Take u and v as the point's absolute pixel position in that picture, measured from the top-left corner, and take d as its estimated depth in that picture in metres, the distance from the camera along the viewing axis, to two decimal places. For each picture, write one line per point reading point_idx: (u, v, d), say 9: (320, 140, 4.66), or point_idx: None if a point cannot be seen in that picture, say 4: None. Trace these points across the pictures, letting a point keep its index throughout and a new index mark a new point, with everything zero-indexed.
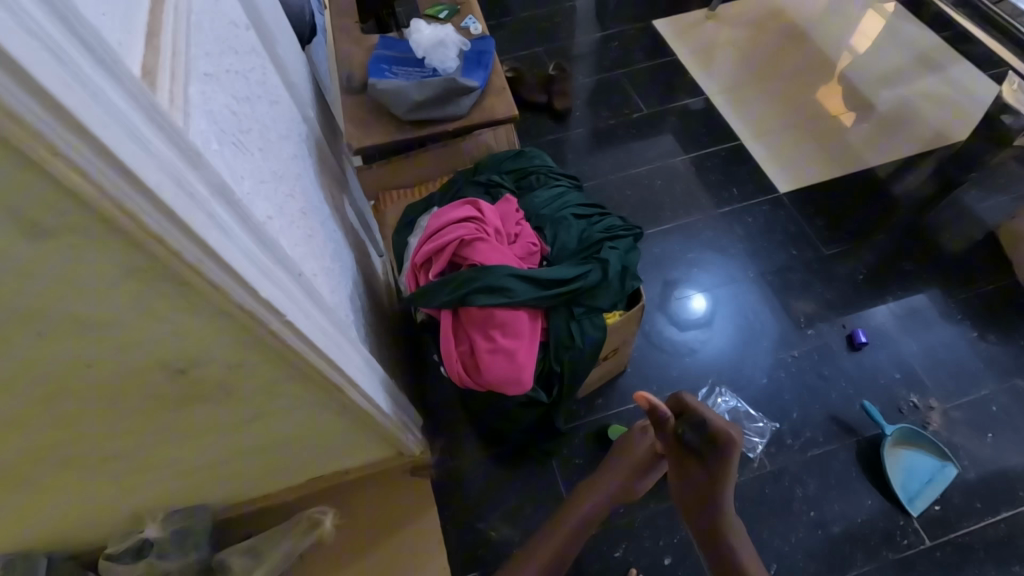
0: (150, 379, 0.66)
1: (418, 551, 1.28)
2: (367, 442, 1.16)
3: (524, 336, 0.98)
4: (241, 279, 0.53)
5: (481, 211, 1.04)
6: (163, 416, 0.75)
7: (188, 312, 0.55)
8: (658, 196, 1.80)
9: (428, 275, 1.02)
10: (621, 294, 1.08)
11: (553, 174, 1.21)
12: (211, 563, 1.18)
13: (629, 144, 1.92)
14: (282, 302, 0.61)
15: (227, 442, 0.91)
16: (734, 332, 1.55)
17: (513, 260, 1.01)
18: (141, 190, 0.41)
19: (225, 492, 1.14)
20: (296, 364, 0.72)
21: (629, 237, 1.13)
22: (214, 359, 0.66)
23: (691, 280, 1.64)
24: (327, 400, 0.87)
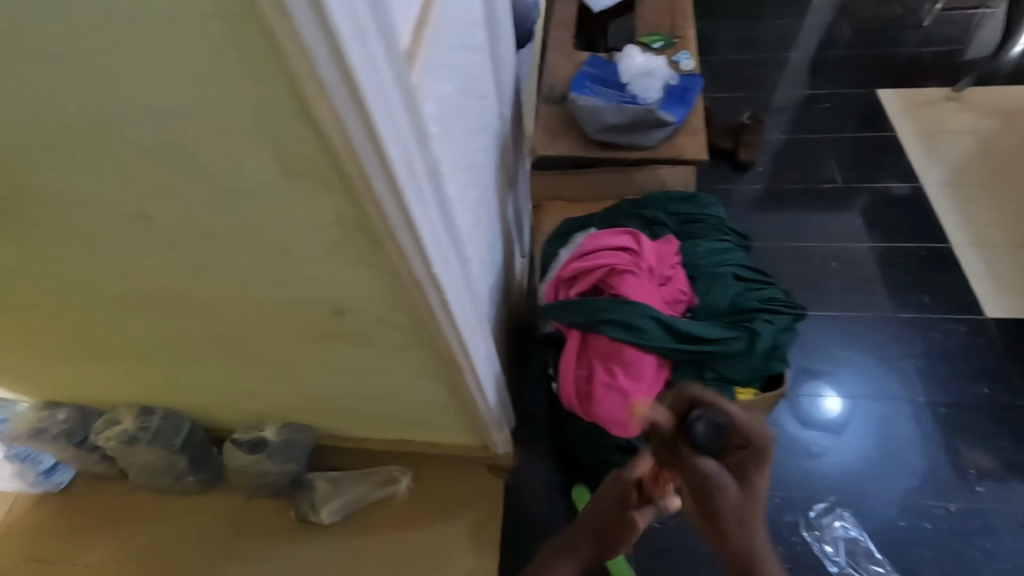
0: (317, 309, 0.75)
1: (470, 544, 1.29)
2: (461, 425, 1.20)
3: (645, 382, 0.95)
4: (422, 251, 0.58)
5: (639, 245, 1.02)
6: (313, 342, 0.85)
7: (367, 263, 0.62)
8: (827, 278, 1.62)
9: (568, 292, 1.02)
10: (760, 372, 0.99)
11: (723, 227, 1.15)
12: (300, 478, 1.32)
13: (810, 214, 1.75)
14: (445, 280, 0.66)
15: (350, 382, 1.00)
16: (878, 455, 1.33)
17: (658, 302, 0.98)
18: (379, 159, 0.46)
19: (332, 422, 1.27)
20: (434, 336, 0.77)
21: (789, 315, 1.04)
22: (370, 309, 0.73)
23: (841, 380, 1.44)
24: (444, 376, 0.92)
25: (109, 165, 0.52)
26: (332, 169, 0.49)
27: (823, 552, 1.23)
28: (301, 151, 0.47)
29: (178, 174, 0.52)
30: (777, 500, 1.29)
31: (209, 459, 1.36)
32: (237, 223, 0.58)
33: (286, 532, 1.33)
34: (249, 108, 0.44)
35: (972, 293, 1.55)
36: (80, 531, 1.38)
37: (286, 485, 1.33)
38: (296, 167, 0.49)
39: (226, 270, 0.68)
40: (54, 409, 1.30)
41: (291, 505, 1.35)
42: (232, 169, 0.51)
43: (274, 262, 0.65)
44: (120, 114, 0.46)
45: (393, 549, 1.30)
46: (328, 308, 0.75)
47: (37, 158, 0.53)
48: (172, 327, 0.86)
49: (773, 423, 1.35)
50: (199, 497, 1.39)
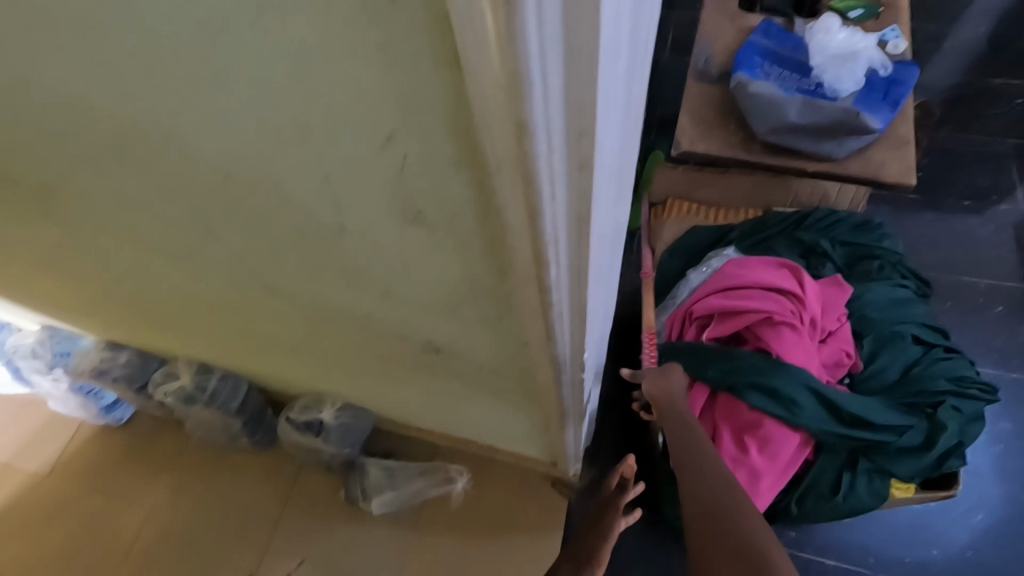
0: (407, 343, 0.60)
1: (524, 563, 1.19)
2: (533, 446, 1.06)
3: (783, 462, 0.76)
4: (578, 333, 0.40)
5: (802, 287, 0.80)
6: (390, 363, 0.71)
7: (489, 323, 0.46)
8: (987, 325, 1.32)
9: (698, 332, 0.83)
10: (932, 471, 0.78)
11: (902, 270, 0.91)
12: (353, 460, 1.24)
13: (978, 239, 1.42)
14: (589, 356, 0.48)
15: (422, 395, 0.87)
16: (1019, 555, 1.11)
17: (816, 367, 0.77)
18: (573, 242, 0.27)
19: (392, 412, 1.17)
20: (545, 394, 0.60)
21: (980, 401, 0.81)
22: (475, 356, 0.58)
23: (984, 454, 1.20)
24: (537, 417, 0.77)
25: (163, 170, 0.37)
26: (486, 230, 0.31)
27: None
28: (446, 202, 0.29)
29: (255, 197, 0.36)
30: None
31: (264, 423, 1.31)
32: (328, 257, 0.43)
33: (333, 512, 1.27)
34: (377, 139, 0.26)
35: None
36: (138, 471, 1.37)
37: (338, 465, 1.26)
38: (430, 218, 0.32)
39: (302, 292, 0.53)
40: (116, 351, 1.25)
41: (342, 486, 1.29)
42: (336, 203, 0.34)
43: (366, 297, 0.49)
44: (177, 117, 0.30)
45: (441, 552, 1.21)
46: (420, 345, 0.59)
47: (65, 147, 0.38)
48: (233, 320, 0.73)
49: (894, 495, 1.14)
50: (252, 457, 1.35)
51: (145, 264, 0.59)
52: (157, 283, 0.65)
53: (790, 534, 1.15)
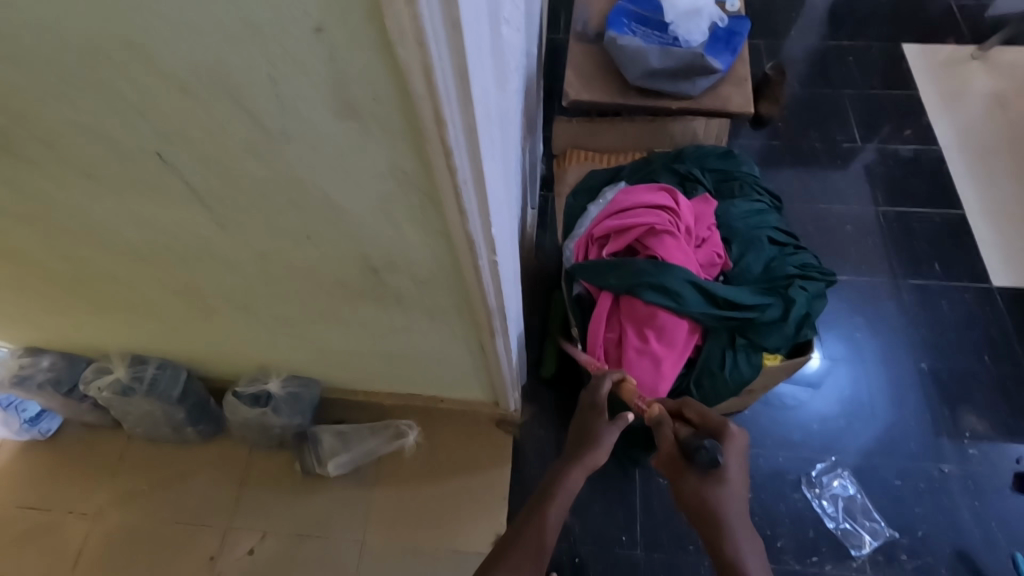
0: (349, 267, 0.69)
1: (478, 498, 1.29)
2: (475, 384, 1.17)
3: (677, 347, 0.92)
4: (484, 208, 0.51)
5: (677, 203, 0.97)
6: (331, 299, 0.79)
7: (417, 221, 0.56)
8: (842, 242, 1.59)
9: (601, 252, 0.97)
10: (792, 340, 0.97)
11: (757, 187, 1.10)
12: (305, 430, 1.29)
13: (827, 174, 1.70)
14: (499, 242, 0.59)
15: (366, 339, 0.95)
16: (875, 415, 1.36)
17: (694, 266, 0.94)
18: (461, 101, 0.38)
19: (338, 375, 1.23)
20: (473, 297, 0.71)
21: (821, 282, 1.02)
22: (411, 269, 0.67)
23: (843, 343, 1.45)
24: (472, 337, 0.88)
25: (125, 93, 0.44)
26: (401, 113, 0.41)
27: (823, 509, 1.26)
28: (367, 87, 0.39)
29: (207, 108, 0.44)
30: (780, 460, 1.31)
31: (209, 411, 1.31)
32: (273, 170, 0.51)
33: (292, 484, 1.31)
34: (308, 31, 0.36)
35: (981, 261, 1.54)
36: (77, 480, 1.33)
37: (291, 438, 1.30)
38: (356, 107, 0.42)
39: (249, 221, 0.61)
40: (37, 356, 1.22)
41: (297, 458, 1.33)
42: (279, 104, 0.43)
43: (308, 214, 0.58)
44: (147, 33, 0.38)
45: (401, 502, 1.29)
46: (361, 267, 0.68)
47: (34, 80, 0.44)
48: (180, 278, 0.78)
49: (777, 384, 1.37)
50: (199, 448, 1.36)
51: (92, 217, 0.64)
52: (101, 241, 0.69)
53: None
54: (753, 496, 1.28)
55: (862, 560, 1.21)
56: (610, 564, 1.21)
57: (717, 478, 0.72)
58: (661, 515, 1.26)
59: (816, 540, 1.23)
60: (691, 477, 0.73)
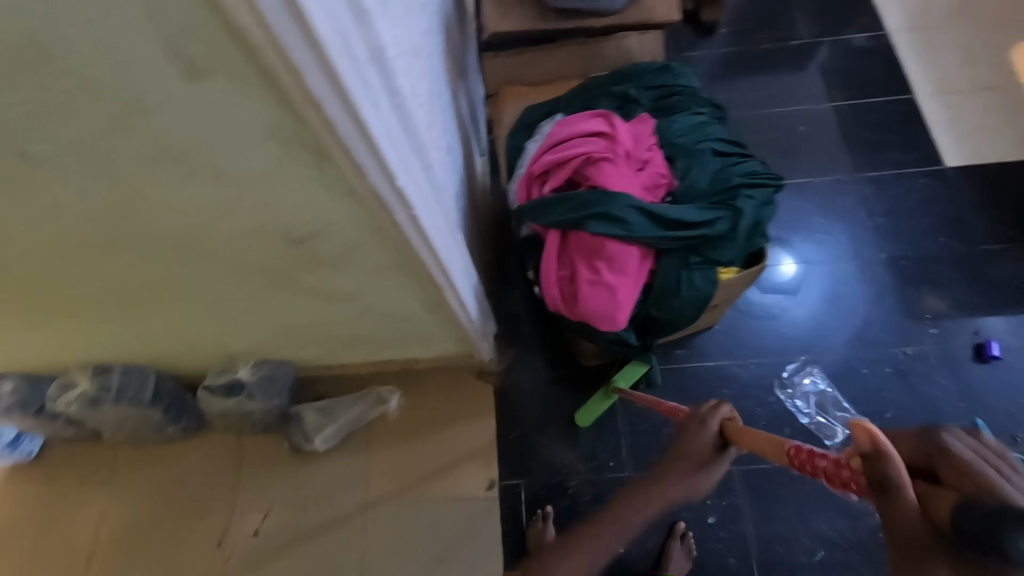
0: (272, 242, 0.66)
1: (469, 449, 1.32)
2: (444, 341, 1.17)
3: (630, 274, 0.91)
4: (380, 160, 0.48)
5: (613, 127, 0.94)
6: (269, 277, 0.77)
7: (319, 185, 0.53)
8: (798, 144, 1.57)
9: (542, 189, 0.95)
10: (745, 249, 0.97)
11: (698, 99, 1.07)
12: (287, 411, 1.30)
13: (778, 76, 1.66)
14: (413, 195, 0.57)
15: (320, 313, 0.94)
16: (837, 308, 1.40)
17: (638, 189, 0.92)
18: (307, 43, 0.35)
19: (309, 352, 1.22)
20: (407, 255, 0.69)
21: (769, 187, 1.01)
22: (335, 235, 0.65)
23: (805, 245, 1.47)
24: (422, 294, 0.86)
25: None
26: (253, 67, 0.38)
27: (796, 406, 1.31)
28: (204, 40, 0.36)
29: (48, 91, 0.40)
30: (753, 366, 1.35)
31: (188, 407, 1.31)
32: (148, 149, 0.48)
33: (284, 463, 1.33)
34: None
35: (932, 144, 1.54)
36: (70, 493, 1.33)
37: (275, 420, 1.31)
38: (203, 65, 0.38)
39: (150, 208, 0.57)
40: None
41: (284, 438, 1.34)
42: (121, 73, 0.39)
43: (208, 191, 0.55)
44: None
45: (394, 465, 1.32)
46: (284, 240, 0.65)
47: None
48: (108, 278, 0.75)
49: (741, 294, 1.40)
50: (186, 444, 1.36)
51: None
52: (8, 251, 0.66)
53: (678, 351, 1.37)
54: (730, 405, 1.32)
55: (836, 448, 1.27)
56: (602, 494, 1.27)
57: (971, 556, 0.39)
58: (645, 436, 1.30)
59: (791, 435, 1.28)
60: (942, 572, 0.39)
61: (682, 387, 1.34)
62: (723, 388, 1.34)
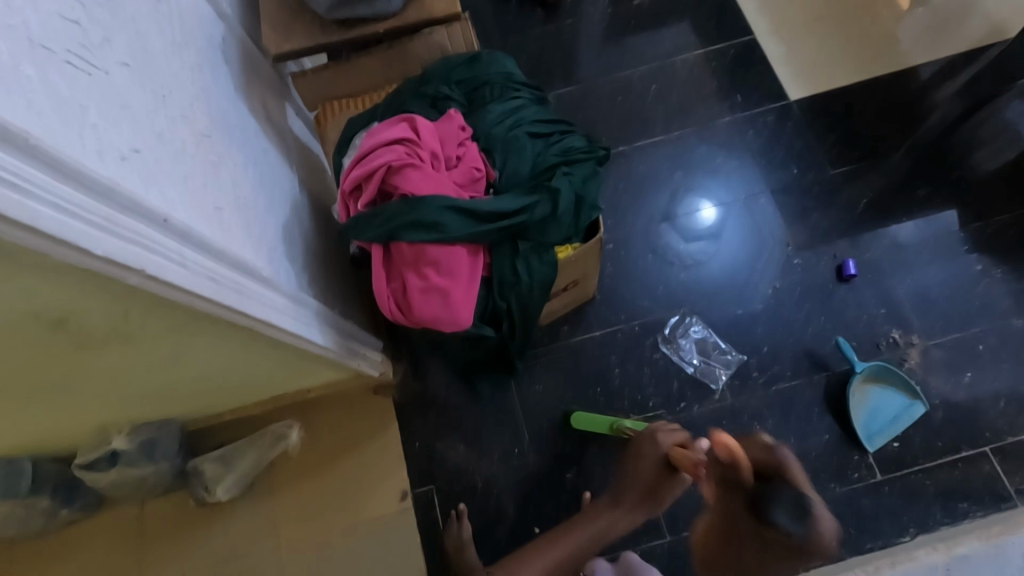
0: (25, 330, 0.63)
1: (378, 465, 1.32)
2: (317, 368, 1.15)
3: (461, 273, 0.92)
4: (52, 237, 0.47)
5: (417, 131, 0.94)
6: (62, 359, 0.74)
7: (17, 270, 0.51)
8: (652, 102, 1.59)
9: (358, 204, 0.94)
10: (575, 226, 1.00)
11: (512, 84, 1.07)
12: (184, 469, 1.27)
13: (626, 39, 1.67)
14: (137, 256, 0.56)
15: (156, 376, 0.91)
16: (745, 241, 1.45)
17: (451, 188, 0.92)
18: None
19: (187, 408, 1.18)
20: (185, 309, 0.68)
21: (589, 161, 1.03)
22: (89, 309, 0.62)
23: (703, 189, 1.50)
24: (247, 337, 0.85)
25: None
26: None
27: (681, 359, 1.36)
28: None
29: None
30: (638, 328, 1.39)
31: (78, 487, 1.26)
32: None
33: (194, 521, 1.30)
34: None
35: (775, 81, 1.59)
36: None
37: (173, 480, 1.28)
38: None
39: None
40: None
41: (189, 495, 1.31)
42: None
43: None
44: None
45: (306, 496, 1.31)
46: (35, 325, 0.62)
47: None
48: None
49: (648, 251, 1.45)
50: (91, 522, 1.31)
51: None
52: None
53: (564, 329, 1.39)
54: (621, 370, 1.36)
55: (722, 391, 1.33)
56: (513, 484, 1.30)
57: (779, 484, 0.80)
58: (544, 416, 1.33)
59: (679, 387, 1.34)
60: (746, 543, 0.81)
61: (574, 362, 1.37)
62: (612, 356, 1.37)
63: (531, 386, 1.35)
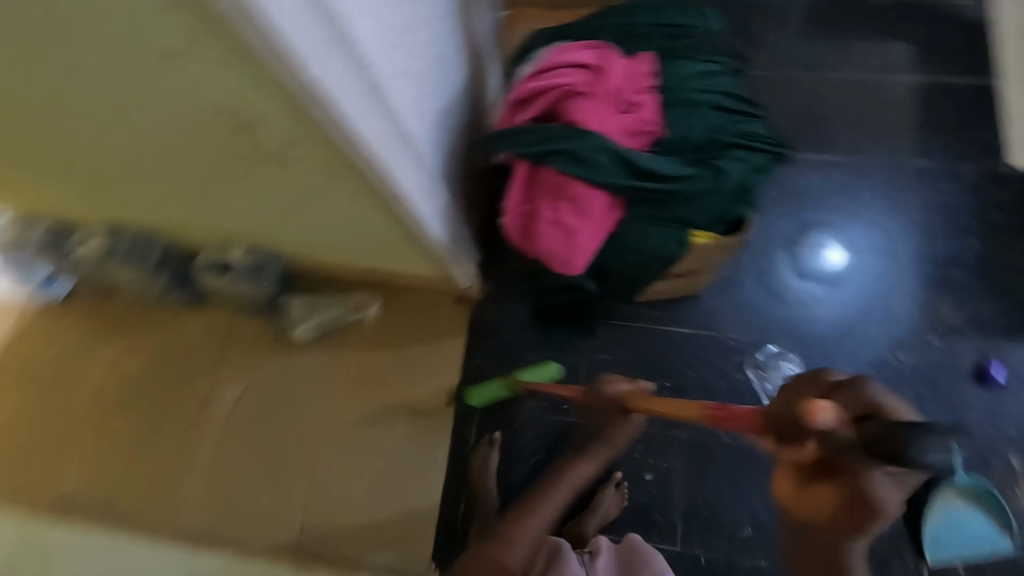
0: (216, 118, 0.69)
1: (435, 366, 1.38)
2: (417, 257, 1.20)
3: (592, 219, 0.89)
4: (282, 40, 0.50)
5: (605, 63, 0.90)
6: (227, 162, 0.81)
7: (239, 60, 0.55)
8: (845, 117, 1.42)
9: (520, 117, 0.92)
10: (723, 215, 0.93)
11: (716, 46, 0.98)
12: (275, 299, 1.39)
13: (845, 38, 1.48)
14: (339, 90, 0.58)
15: (289, 208, 0.97)
16: (878, 298, 1.31)
17: (616, 132, 0.88)
18: None
19: (297, 248, 1.28)
20: (348, 155, 0.71)
21: (767, 154, 0.94)
22: (271, 122, 0.67)
23: (855, 228, 1.35)
24: (381, 205, 0.89)
25: None
26: None
27: (764, 388, 1.28)
28: None
29: None
30: (731, 341, 1.31)
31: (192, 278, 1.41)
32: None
33: (267, 347, 1.43)
34: None
35: (999, 139, 1.37)
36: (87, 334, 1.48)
37: (264, 305, 1.41)
38: None
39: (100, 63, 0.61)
40: (34, 222, 1.34)
41: (271, 323, 1.44)
42: None
43: (138, 49, 0.57)
44: None
45: (365, 366, 1.40)
46: (225, 117, 0.68)
47: None
48: (83, 130, 0.80)
49: (768, 271, 1.34)
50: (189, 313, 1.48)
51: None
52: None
53: (656, 313, 1.35)
54: (696, 375, 1.30)
55: None
56: (549, 433, 1.31)
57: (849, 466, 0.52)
58: None
59: None
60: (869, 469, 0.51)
61: (652, 347, 1.33)
62: (693, 357, 1.31)
63: (601, 354, 1.34)
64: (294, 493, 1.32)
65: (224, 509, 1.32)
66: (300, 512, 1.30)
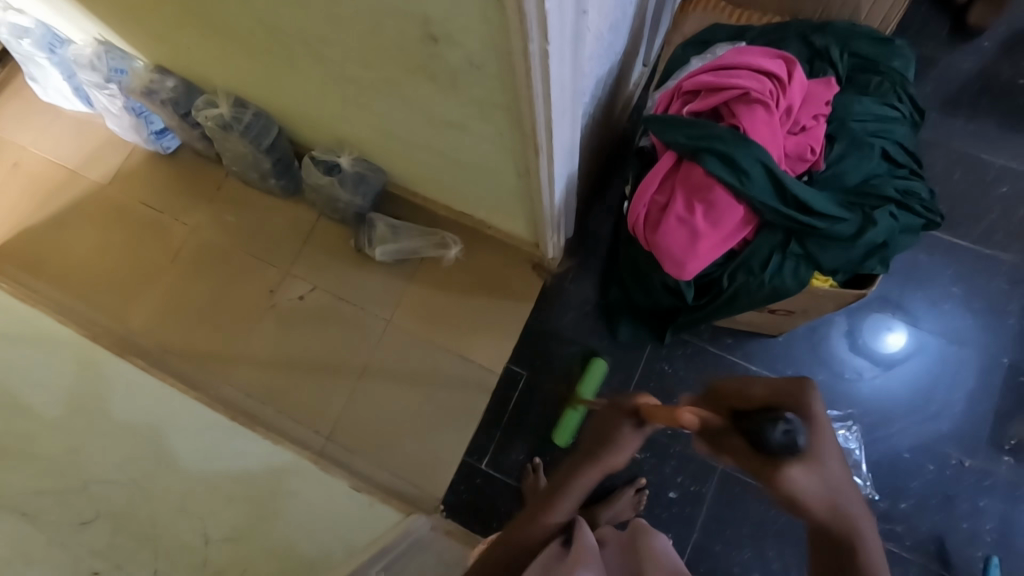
0: (410, 26, 0.68)
1: (497, 325, 1.39)
2: (519, 216, 1.19)
3: (723, 230, 0.86)
4: None
5: (789, 78, 0.86)
6: (394, 72, 0.81)
7: None
8: (986, 205, 1.34)
9: (682, 107, 0.90)
10: (851, 266, 0.88)
11: (902, 91, 0.93)
12: (364, 213, 1.41)
13: (1016, 122, 1.38)
14: (555, 28, 0.57)
15: (425, 133, 0.97)
16: (911, 388, 1.27)
17: (778, 151, 0.85)
18: None
19: (404, 171, 1.29)
20: (523, 99, 0.70)
21: (920, 218, 0.89)
22: (465, 46, 0.66)
23: (916, 315, 1.30)
24: (520, 155, 0.87)
25: None
26: None
27: None
28: None
29: None
30: None
31: (292, 170, 1.43)
32: None
33: (343, 256, 1.46)
34: None
35: None
36: (182, 195, 1.53)
37: (352, 216, 1.43)
38: None
39: None
40: (163, 75, 1.30)
41: (353, 235, 1.46)
42: None
43: None
44: None
45: (430, 303, 1.41)
46: (420, 28, 0.67)
47: None
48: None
49: (816, 329, 1.31)
50: (279, 203, 1.51)
51: None
52: None
53: (728, 341, 1.32)
54: None
55: None
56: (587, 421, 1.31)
57: (854, 564, 0.54)
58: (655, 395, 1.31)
59: None
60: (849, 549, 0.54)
61: (712, 372, 1.31)
62: None
63: (662, 363, 1.32)
64: (334, 398, 1.36)
65: (267, 394, 1.37)
66: (335, 417, 1.35)
